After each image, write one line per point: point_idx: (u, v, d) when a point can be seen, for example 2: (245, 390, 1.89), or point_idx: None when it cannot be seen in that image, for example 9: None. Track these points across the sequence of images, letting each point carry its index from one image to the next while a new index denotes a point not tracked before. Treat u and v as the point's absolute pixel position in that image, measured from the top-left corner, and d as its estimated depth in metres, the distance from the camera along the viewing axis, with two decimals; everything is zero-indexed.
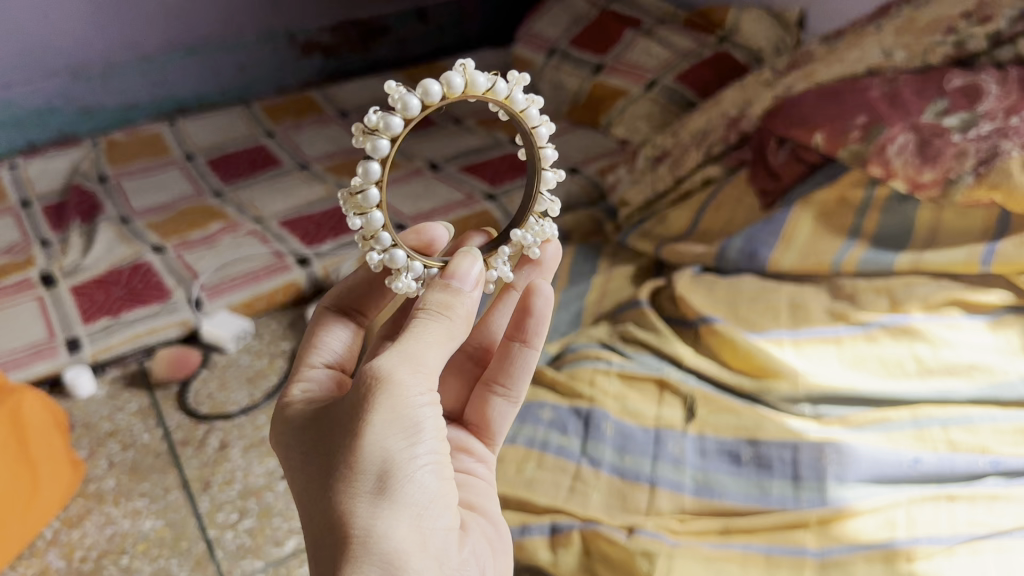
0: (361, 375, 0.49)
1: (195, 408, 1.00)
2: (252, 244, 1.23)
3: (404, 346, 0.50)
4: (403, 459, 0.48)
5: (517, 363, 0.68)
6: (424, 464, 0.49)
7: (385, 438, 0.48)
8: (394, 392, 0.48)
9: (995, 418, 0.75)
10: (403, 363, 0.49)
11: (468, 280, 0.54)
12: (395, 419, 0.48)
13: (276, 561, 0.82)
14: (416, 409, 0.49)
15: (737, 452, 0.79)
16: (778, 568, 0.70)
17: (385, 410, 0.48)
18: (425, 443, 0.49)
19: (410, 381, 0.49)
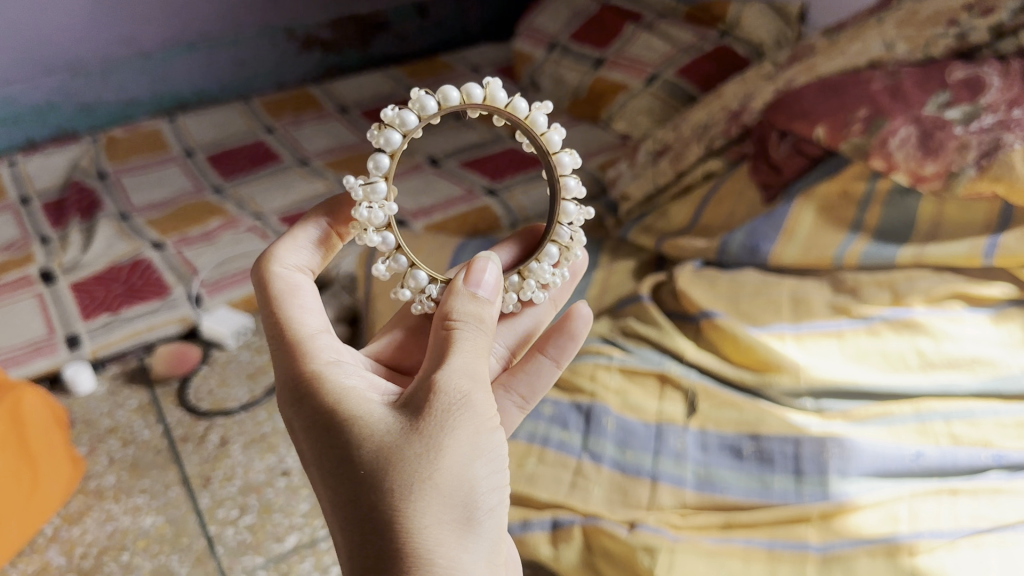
0: (437, 388, 0.48)
1: (195, 405, 1.00)
2: (252, 240, 1.23)
3: (468, 359, 0.51)
4: (483, 489, 0.49)
5: (542, 376, 0.69)
6: (496, 498, 0.50)
7: (470, 465, 0.48)
8: (478, 415, 0.49)
9: (997, 412, 0.75)
10: (476, 381, 0.50)
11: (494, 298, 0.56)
12: (478, 445, 0.49)
13: (277, 557, 0.82)
14: (488, 434, 0.50)
15: (739, 446, 0.79)
16: (780, 563, 0.69)
17: (472, 431, 0.48)
18: (495, 474, 0.50)
19: (486, 405, 0.50)
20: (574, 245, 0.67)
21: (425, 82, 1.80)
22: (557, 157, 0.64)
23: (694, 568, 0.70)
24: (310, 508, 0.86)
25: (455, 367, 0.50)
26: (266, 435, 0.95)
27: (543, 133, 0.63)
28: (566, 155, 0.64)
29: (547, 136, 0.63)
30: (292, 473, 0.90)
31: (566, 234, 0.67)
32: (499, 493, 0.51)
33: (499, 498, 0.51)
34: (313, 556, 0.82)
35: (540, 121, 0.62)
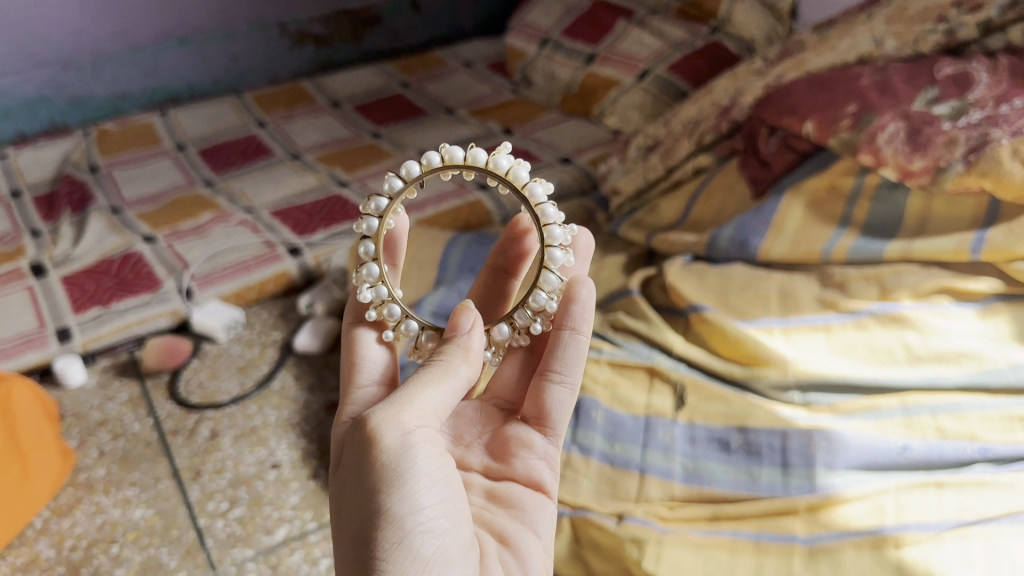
0: (356, 429, 0.56)
1: (186, 398, 1.00)
2: (244, 234, 1.23)
3: (392, 398, 0.57)
4: (390, 517, 0.53)
5: (565, 348, 0.67)
6: (417, 523, 0.53)
7: (373, 496, 0.53)
8: (382, 447, 0.54)
9: (983, 405, 0.76)
10: (393, 414, 0.55)
11: (466, 327, 0.64)
12: (381, 477, 0.53)
13: (267, 550, 0.82)
14: (403, 458, 0.54)
15: (727, 439, 0.79)
16: (767, 555, 0.70)
17: (373, 466, 0.54)
18: (417, 499, 0.54)
19: (396, 435, 0.54)
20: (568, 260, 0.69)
21: (417, 78, 1.81)
22: (527, 188, 0.68)
23: (681, 560, 0.71)
24: (301, 501, 0.86)
25: (378, 407, 0.56)
26: (256, 428, 0.96)
27: (508, 169, 0.68)
28: (537, 184, 0.68)
29: (512, 171, 0.68)
30: (282, 466, 0.91)
31: (559, 252, 0.69)
32: (432, 516, 0.54)
33: (432, 522, 0.54)
34: (302, 548, 0.82)
35: (501, 163, 0.68)
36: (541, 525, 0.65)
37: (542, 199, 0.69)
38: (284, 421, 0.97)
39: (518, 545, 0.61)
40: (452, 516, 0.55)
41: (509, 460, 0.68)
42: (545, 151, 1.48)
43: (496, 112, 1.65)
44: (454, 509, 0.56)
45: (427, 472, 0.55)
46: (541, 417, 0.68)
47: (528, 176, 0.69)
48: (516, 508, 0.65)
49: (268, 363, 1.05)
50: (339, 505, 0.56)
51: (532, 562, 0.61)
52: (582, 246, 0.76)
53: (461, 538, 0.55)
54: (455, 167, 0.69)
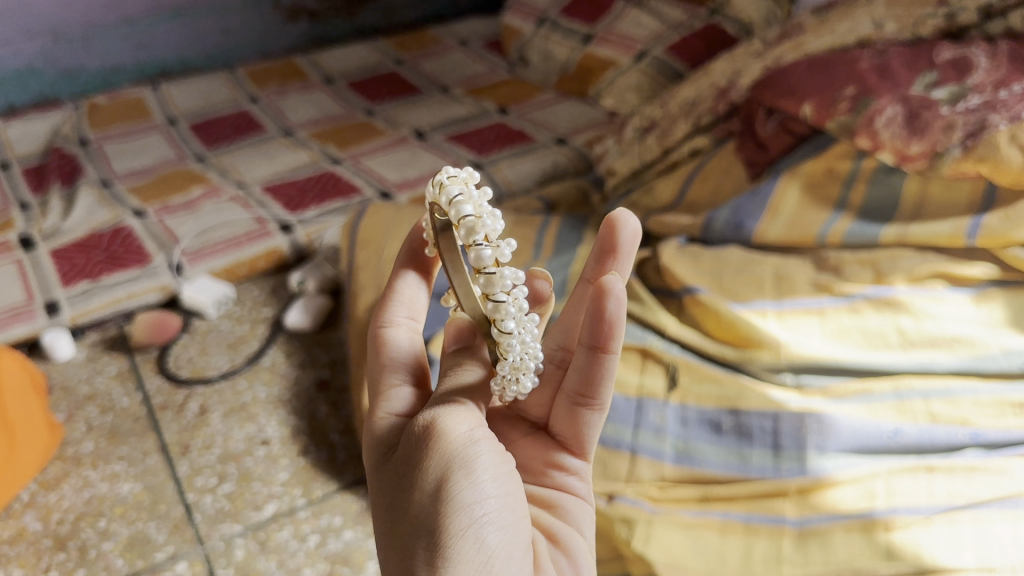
0: (414, 426, 0.55)
1: (175, 373, 0.99)
2: (234, 209, 1.21)
3: (442, 404, 0.57)
4: (457, 504, 0.50)
5: (596, 372, 0.60)
6: (481, 512, 0.51)
7: (440, 484, 0.51)
8: (447, 440, 0.53)
9: (976, 390, 0.77)
10: (452, 413, 0.55)
11: (470, 340, 0.66)
12: (448, 464, 0.52)
13: (255, 526, 0.81)
14: (467, 451, 0.53)
15: (718, 421, 0.80)
16: (756, 536, 0.72)
17: (439, 456, 0.52)
18: (482, 489, 0.52)
19: (462, 430, 0.54)
20: (512, 277, 0.58)
21: (412, 55, 1.79)
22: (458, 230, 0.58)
23: (672, 541, 0.72)
24: (290, 478, 0.86)
25: (434, 410, 0.56)
26: (246, 404, 0.95)
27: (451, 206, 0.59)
28: (471, 222, 0.57)
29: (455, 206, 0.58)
30: (271, 443, 0.90)
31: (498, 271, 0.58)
32: (496, 509, 0.52)
33: (495, 514, 0.52)
34: (291, 524, 0.82)
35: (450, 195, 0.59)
36: (584, 524, 0.64)
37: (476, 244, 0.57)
38: (274, 398, 0.96)
39: (568, 543, 0.60)
40: (514, 510, 0.53)
41: (540, 475, 0.65)
42: (540, 131, 1.47)
43: (492, 91, 1.64)
44: (515, 504, 0.54)
45: (489, 466, 0.54)
46: (572, 437, 0.65)
47: (467, 215, 0.57)
48: (557, 509, 0.63)
49: (258, 339, 1.04)
50: (393, 497, 0.53)
51: (585, 563, 0.60)
52: (624, 238, 0.64)
53: (521, 531, 0.53)
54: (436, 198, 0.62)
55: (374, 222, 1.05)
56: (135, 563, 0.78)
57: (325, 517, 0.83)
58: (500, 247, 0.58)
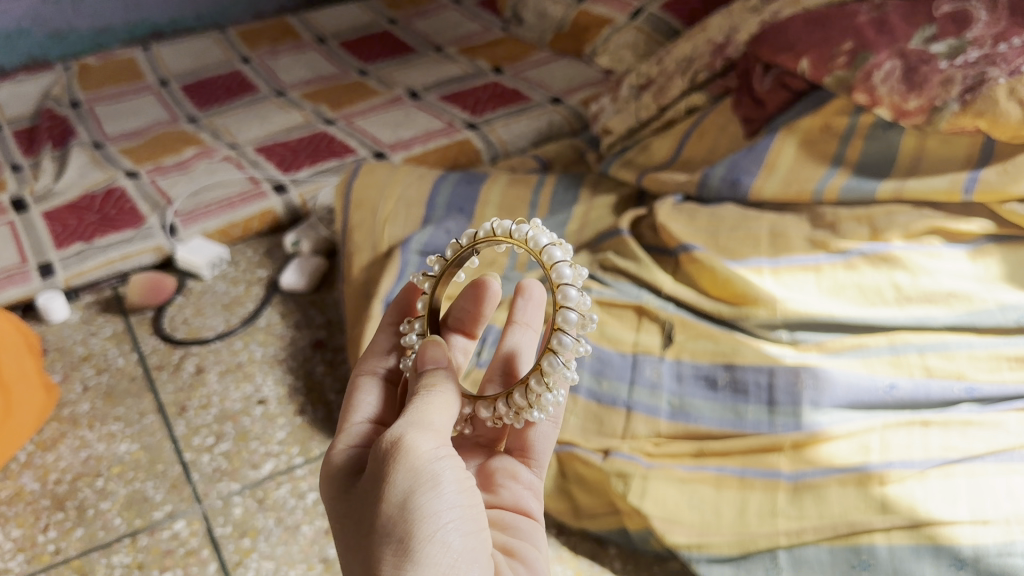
0: (381, 442, 0.51)
1: (170, 333, 0.99)
2: (227, 170, 1.20)
3: (410, 416, 0.53)
4: (421, 518, 0.48)
5: None
6: (446, 520, 0.49)
7: (407, 496, 0.49)
8: (414, 453, 0.50)
9: (972, 344, 0.77)
10: (418, 426, 0.52)
11: (443, 361, 0.58)
12: (413, 480, 0.49)
13: (253, 484, 0.82)
14: (433, 465, 0.50)
15: (714, 376, 0.80)
16: (751, 490, 0.73)
17: (404, 473, 0.49)
18: (447, 501, 0.50)
19: (429, 444, 0.51)
20: (577, 348, 0.62)
21: (405, 14, 1.77)
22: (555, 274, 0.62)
23: (665, 495, 0.74)
24: (287, 437, 0.86)
25: (401, 422, 0.52)
26: (242, 364, 0.95)
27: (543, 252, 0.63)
28: (567, 268, 0.62)
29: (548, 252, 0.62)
30: (268, 402, 0.90)
31: (570, 339, 0.62)
32: (460, 518, 0.50)
33: (458, 524, 0.50)
34: (289, 482, 0.82)
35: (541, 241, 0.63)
36: (539, 540, 0.62)
37: (570, 286, 0.62)
38: (270, 357, 0.96)
39: (523, 554, 0.59)
40: (477, 519, 0.52)
41: (496, 490, 0.65)
42: (535, 90, 1.46)
43: (487, 49, 1.62)
44: (478, 511, 0.52)
45: (455, 476, 0.51)
46: (525, 449, 0.68)
47: (562, 263, 0.62)
48: (511, 527, 0.62)
49: (254, 301, 1.04)
50: (356, 511, 0.51)
51: (539, 567, 0.59)
52: (493, 290, 0.68)
53: (483, 534, 0.52)
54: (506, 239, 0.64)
55: (369, 181, 1.03)
56: (133, 522, 0.79)
57: None
58: (584, 316, 0.63)
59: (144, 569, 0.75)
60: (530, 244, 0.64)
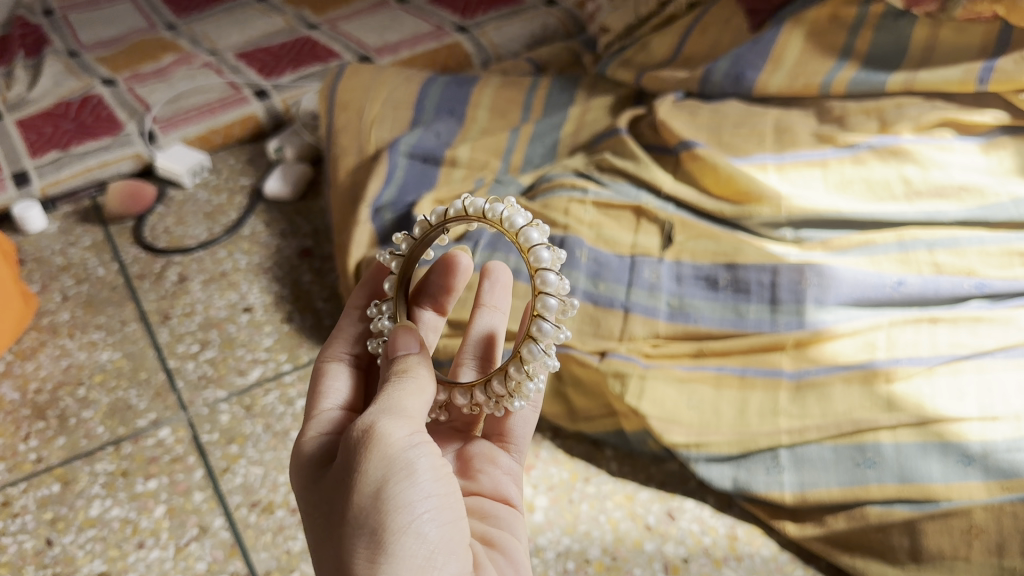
0: (351, 431, 0.48)
1: (152, 243, 0.95)
2: (206, 76, 1.15)
3: (381, 402, 0.49)
4: (394, 509, 0.45)
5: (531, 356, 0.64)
6: (421, 510, 0.46)
7: (379, 486, 0.46)
8: (387, 441, 0.47)
9: (983, 240, 0.74)
10: (390, 413, 0.48)
11: (415, 348, 0.55)
12: (386, 471, 0.46)
13: (240, 391, 0.80)
14: (406, 454, 0.47)
15: (714, 276, 0.76)
16: (752, 390, 0.71)
17: (376, 464, 0.46)
18: (422, 490, 0.47)
19: (402, 432, 0.48)
20: (558, 334, 0.60)
21: None
22: (535, 257, 0.59)
23: (665, 395, 0.71)
24: (275, 344, 0.84)
25: (373, 410, 0.49)
26: (226, 272, 0.92)
27: (522, 234, 0.60)
28: (546, 250, 0.59)
29: (527, 235, 0.59)
30: (254, 309, 0.88)
31: (549, 325, 0.60)
32: (436, 509, 0.47)
33: (434, 516, 0.47)
34: (277, 389, 0.80)
35: (518, 222, 0.60)
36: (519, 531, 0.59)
37: (549, 270, 0.59)
38: (255, 266, 0.93)
39: (504, 545, 0.55)
40: (454, 508, 0.49)
41: (474, 475, 0.61)
42: None
43: None
44: (455, 500, 0.49)
45: (431, 464, 0.48)
46: (503, 434, 0.65)
47: (541, 246, 0.59)
48: (491, 517, 0.58)
49: (237, 209, 1.00)
50: (325, 501, 0.48)
51: (520, 560, 0.55)
52: (462, 265, 0.67)
53: (460, 522, 0.49)
54: (482, 217, 0.61)
55: (355, 82, 0.98)
56: (116, 431, 0.77)
57: None
58: (564, 302, 0.60)
59: (128, 476, 0.74)
60: (505, 224, 0.60)
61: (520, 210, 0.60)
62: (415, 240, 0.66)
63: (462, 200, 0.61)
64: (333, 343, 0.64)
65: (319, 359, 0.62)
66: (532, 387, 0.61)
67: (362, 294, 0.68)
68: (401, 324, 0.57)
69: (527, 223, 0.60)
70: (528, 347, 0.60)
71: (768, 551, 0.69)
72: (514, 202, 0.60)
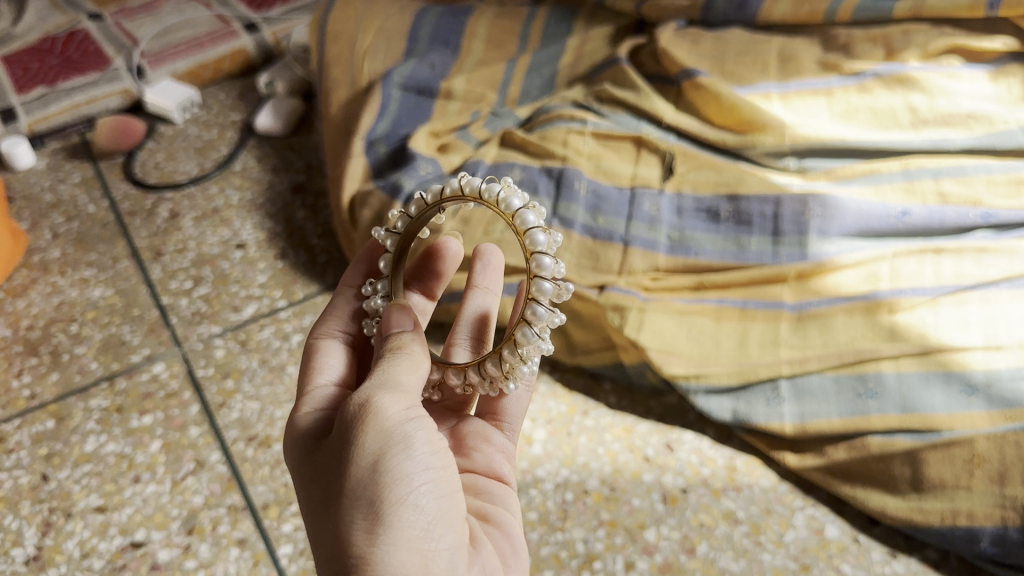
0: (348, 406, 0.47)
1: (142, 179, 0.94)
2: (195, 9, 1.10)
3: (377, 378, 0.48)
4: (392, 482, 0.44)
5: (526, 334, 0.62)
6: (419, 482, 0.45)
7: (377, 458, 0.44)
8: (384, 414, 0.46)
9: (990, 169, 0.72)
10: (387, 388, 0.47)
11: (409, 326, 0.53)
12: (383, 444, 0.45)
13: (235, 327, 0.79)
14: (404, 428, 0.46)
15: (715, 208, 0.75)
16: (752, 322, 0.70)
17: (373, 437, 0.45)
18: (420, 464, 0.46)
19: (399, 406, 0.46)
20: (552, 319, 0.58)
21: None
22: (530, 240, 0.57)
23: (664, 327, 0.70)
24: (269, 280, 0.83)
25: (369, 385, 0.48)
26: (218, 209, 0.90)
27: (518, 217, 0.58)
28: (541, 233, 0.57)
29: (523, 217, 0.58)
30: (247, 246, 0.86)
31: (544, 309, 0.58)
32: (434, 483, 0.46)
33: (432, 490, 0.46)
34: (272, 324, 0.79)
35: (514, 204, 0.58)
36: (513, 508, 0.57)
37: (544, 254, 0.57)
38: (248, 202, 0.91)
39: (499, 520, 0.54)
40: (452, 483, 0.47)
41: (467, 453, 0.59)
42: None
43: None
44: (452, 475, 0.48)
45: (429, 438, 0.47)
46: (497, 412, 0.62)
47: (537, 230, 0.57)
48: (485, 492, 0.57)
49: (229, 145, 0.98)
50: (322, 475, 0.46)
51: (515, 536, 0.54)
52: (451, 249, 0.65)
53: (457, 497, 0.48)
54: (478, 198, 0.59)
55: (345, 13, 0.95)
56: (110, 367, 0.76)
57: (308, 317, 0.80)
58: (559, 286, 0.58)
59: (123, 412, 0.73)
60: (501, 205, 0.59)
61: (517, 191, 0.59)
62: (412, 219, 0.64)
63: (458, 180, 0.60)
64: (327, 319, 0.62)
65: (311, 336, 0.60)
66: (526, 371, 0.59)
67: (358, 269, 0.66)
68: (395, 302, 0.55)
69: (524, 206, 0.58)
70: (521, 331, 0.58)
71: (767, 481, 0.68)
72: (511, 183, 0.59)
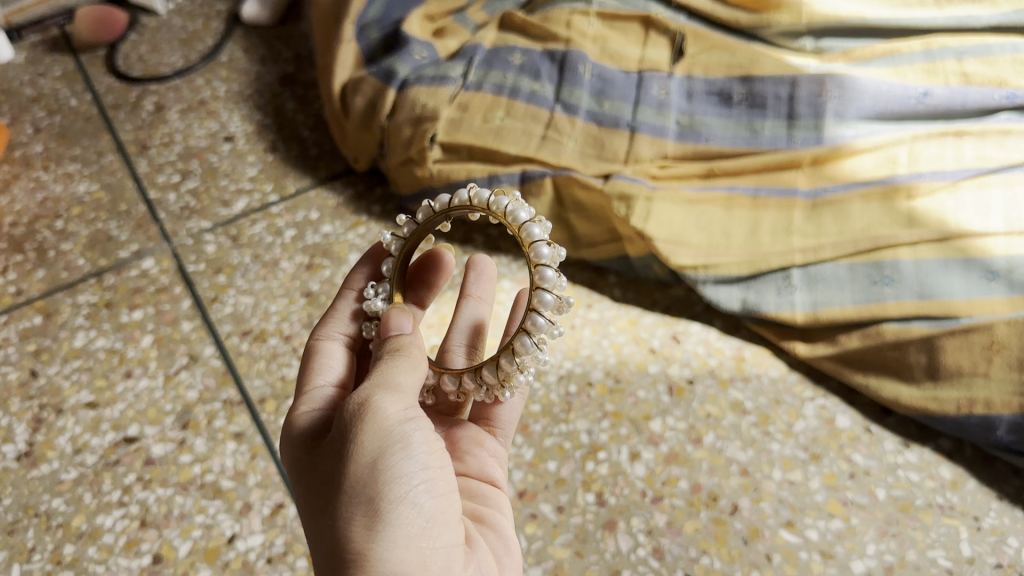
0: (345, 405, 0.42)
1: (126, 72, 0.90)
2: None
3: (376, 376, 0.44)
4: (389, 483, 0.40)
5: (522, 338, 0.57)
6: (417, 481, 0.41)
7: (375, 458, 0.40)
8: (383, 414, 0.41)
9: (1017, 47, 0.68)
10: (386, 386, 0.43)
11: (409, 329, 0.48)
12: (381, 445, 0.40)
13: (225, 222, 0.76)
14: (402, 428, 0.41)
15: (728, 91, 0.71)
16: (764, 210, 0.67)
17: (371, 438, 0.40)
18: (420, 465, 0.41)
19: (399, 406, 0.42)
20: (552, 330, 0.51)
21: None
22: (534, 253, 0.52)
23: (672, 216, 0.67)
24: (259, 174, 0.79)
25: (366, 383, 0.43)
26: (205, 101, 0.86)
27: (525, 231, 0.53)
28: (546, 247, 0.52)
29: (529, 231, 0.53)
30: (236, 139, 0.83)
31: (544, 320, 0.52)
32: (434, 486, 0.42)
33: (431, 492, 0.41)
34: (264, 219, 0.76)
35: (520, 217, 0.53)
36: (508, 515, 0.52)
37: (547, 265, 0.52)
38: (236, 94, 0.87)
39: (494, 521, 0.49)
40: (451, 486, 0.43)
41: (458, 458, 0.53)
42: None
43: None
44: (451, 478, 0.44)
45: (429, 438, 0.42)
46: (490, 418, 0.56)
47: (542, 243, 0.52)
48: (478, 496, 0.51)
49: (214, 36, 0.94)
50: (316, 474, 0.42)
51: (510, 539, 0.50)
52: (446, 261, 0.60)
53: (455, 496, 0.44)
54: (484, 209, 0.55)
55: None
56: (98, 263, 0.73)
57: (301, 212, 0.77)
58: (560, 300, 0.52)
59: (112, 307, 0.71)
60: (508, 219, 0.54)
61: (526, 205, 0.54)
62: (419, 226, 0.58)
63: (466, 190, 0.55)
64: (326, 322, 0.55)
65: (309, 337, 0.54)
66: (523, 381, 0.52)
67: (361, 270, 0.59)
68: (396, 306, 0.50)
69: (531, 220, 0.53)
70: (517, 339, 0.51)
71: (776, 372, 0.66)
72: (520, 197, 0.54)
